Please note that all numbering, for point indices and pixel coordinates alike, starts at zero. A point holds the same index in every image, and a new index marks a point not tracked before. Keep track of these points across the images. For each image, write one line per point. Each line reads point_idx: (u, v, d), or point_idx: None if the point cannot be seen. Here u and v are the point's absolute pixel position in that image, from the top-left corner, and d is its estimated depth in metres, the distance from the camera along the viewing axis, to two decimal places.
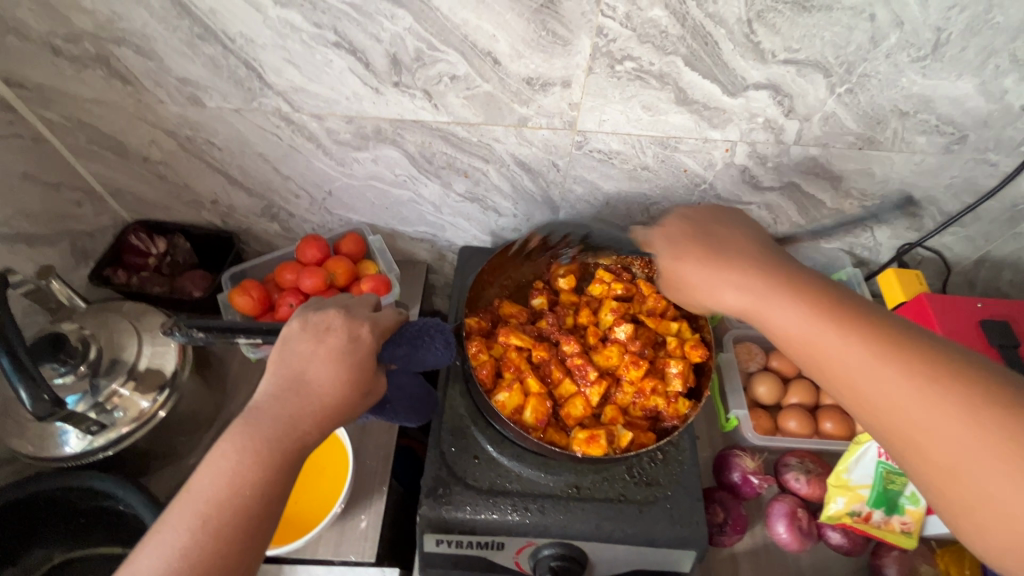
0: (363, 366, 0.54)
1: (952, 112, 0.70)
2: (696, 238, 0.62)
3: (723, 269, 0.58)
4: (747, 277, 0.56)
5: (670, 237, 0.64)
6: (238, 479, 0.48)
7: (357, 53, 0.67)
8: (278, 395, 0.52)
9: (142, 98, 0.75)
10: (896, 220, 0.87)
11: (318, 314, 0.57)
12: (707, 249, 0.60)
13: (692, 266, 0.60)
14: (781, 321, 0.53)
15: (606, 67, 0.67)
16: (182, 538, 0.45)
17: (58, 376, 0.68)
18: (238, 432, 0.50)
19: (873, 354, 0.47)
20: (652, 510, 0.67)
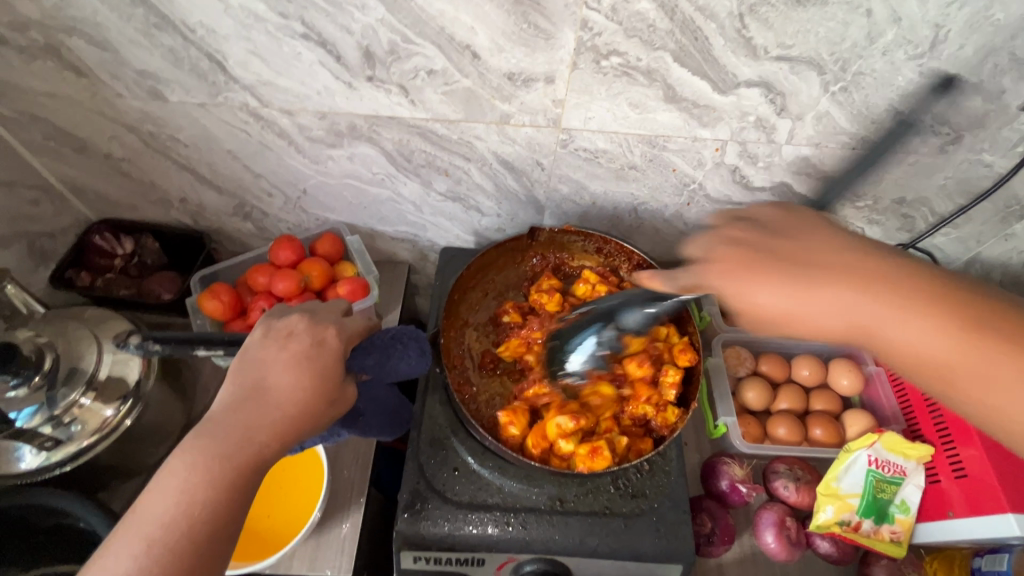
0: (329, 373, 0.51)
1: (948, 112, 0.68)
2: (760, 254, 0.54)
3: (818, 287, 0.51)
4: (851, 289, 0.50)
5: (731, 258, 0.54)
6: (189, 499, 0.44)
7: (327, 45, 0.63)
8: (234, 406, 0.48)
9: (99, 91, 0.70)
10: (888, 221, 0.85)
11: (280, 321, 0.53)
12: (784, 262, 0.53)
13: (776, 298, 0.51)
14: (905, 339, 0.49)
15: (591, 62, 0.64)
16: (125, 565, 0.41)
17: (10, 389, 0.64)
18: (188, 449, 0.46)
19: (965, 346, 0.47)
20: (637, 523, 0.65)
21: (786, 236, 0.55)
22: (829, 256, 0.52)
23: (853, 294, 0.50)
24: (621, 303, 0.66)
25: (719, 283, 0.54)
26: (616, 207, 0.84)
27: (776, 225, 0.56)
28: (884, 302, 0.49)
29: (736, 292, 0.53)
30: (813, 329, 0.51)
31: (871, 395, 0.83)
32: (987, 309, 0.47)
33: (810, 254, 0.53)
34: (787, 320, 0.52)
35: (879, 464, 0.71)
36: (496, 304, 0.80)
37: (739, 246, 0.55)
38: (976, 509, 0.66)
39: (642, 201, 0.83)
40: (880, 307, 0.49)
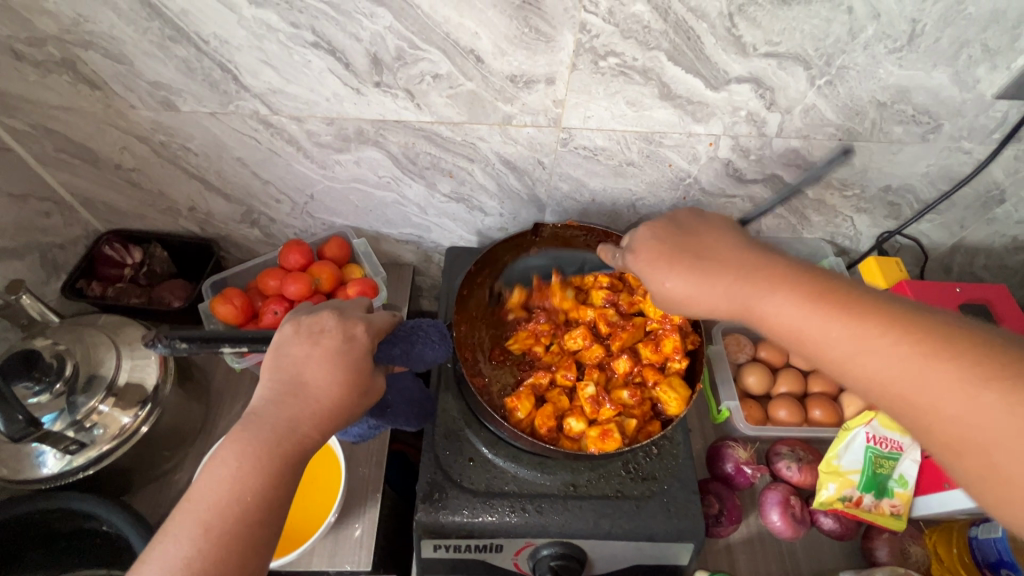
0: (360, 365, 0.53)
1: (928, 102, 0.72)
2: (667, 243, 0.58)
3: (707, 273, 0.55)
4: (724, 276, 0.54)
5: (644, 245, 0.59)
6: (241, 485, 0.47)
7: (337, 53, 0.65)
8: (274, 399, 0.50)
9: (112, 103, 0.72)
10: (876, 210, 0.89)
11: (310, 317, 0.55)
12: (691, 255, 0.57)
13: (674, 279, 0.56)
14: (773, 317, 0.51)
15: (590, 63, 0.67)
16: (185, 548, 0.45)
17: (33, 395, 0.66)
18: (236, 440, 0.49)
19: (819, 320, 0.48)
20: (649, 505, 0.67)
21: (674, 234, 0.59)
22: (735, 248, 0.56)
23: (736, 281, 0.53)
24: (561, 256, 0.80)
25: (639, 271, 0.59)
26: (615, 203, 0.87)
27: (681, 226, 0.60)
28: (753, 286, 0.52)
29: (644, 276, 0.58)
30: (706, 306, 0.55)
31: None
32: (856, 293, 0.49)
33: (715, 247, 0.57)
34: (696, 304, 0.55)
35: (877, 441, 0.74)
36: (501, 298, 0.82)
37: (648, 237, 0.60)
38: None
39: (640, 196, 0.86)
40: (751, 291, 0.52)
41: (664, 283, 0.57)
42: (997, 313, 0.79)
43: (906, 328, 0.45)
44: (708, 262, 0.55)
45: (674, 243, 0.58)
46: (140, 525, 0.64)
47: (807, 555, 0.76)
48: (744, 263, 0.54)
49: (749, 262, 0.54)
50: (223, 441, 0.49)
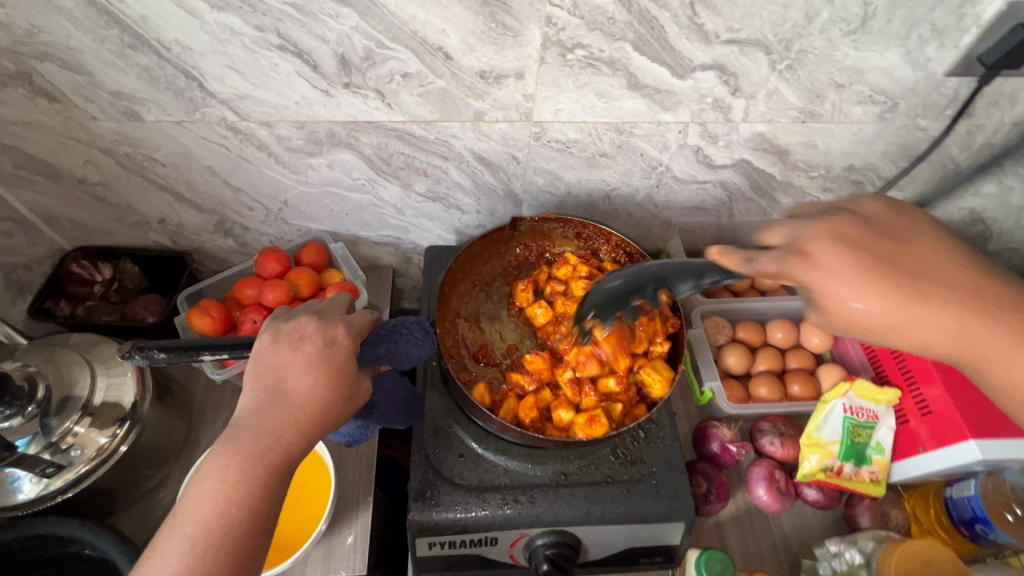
0: (344, 368, 0.53)
1: (884, 82, 0.75)
2: (868, 258, 0.51)
3: (935, 306, 0.50)
4: (932, 306, 0.50)
5: (834, 264, 0.50)
6: (227, 497, 0.47)
7: (303, 55, 0.65)
8: (258, 409, 0.50)
9: (73, 115, 0.70)
10: (841, 188, 0.92)
11: (289, 323, 0.55)
12: (915, 279, 0.51)
13: (880, 309, 0.50)
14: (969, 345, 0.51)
15: (558, 56, 0.67)
16: (173, 564, 0.45)
17: (4, 420, 0.64)
18: (221, 451, 0.49)
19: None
20: (639, 488, 0.68)
21: (855, 238, 0.52)
22: (956, 274, 0.52)
23: (938, 311, 0.50)
24: (666, 276, 0.60)
25: (816, 286, 0.51)
26: (591, 194, 0.88)
27: (845, 233, 0.52)
28: (965, 319, 0.50)
29: (827, 296, 0.50)
30: (911, 336, 0.51)
31: (840, 350, 0.88)
32: None
33: (935, 268, 0.52)
34: (899, 334, 0.50)
35: (854, 411, 0.76)
36: (482, 294, 0.82)
37: (836, 245, 0.51)
38: (944, 439, 0.71)
39: (614, 187, 0.87)
40: (958, 326, 0.50)
41: (850, 304, 0.50)
42: None
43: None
44: (931, 289, 0.50)
45: (887, 259, 0.51)
46: (125, 544, 0.63)
47: (794, 527, 0.78)
48: (971, 297, 0.51)
49: (978, 298, 0.51)
50: (207, 454, 0.49)
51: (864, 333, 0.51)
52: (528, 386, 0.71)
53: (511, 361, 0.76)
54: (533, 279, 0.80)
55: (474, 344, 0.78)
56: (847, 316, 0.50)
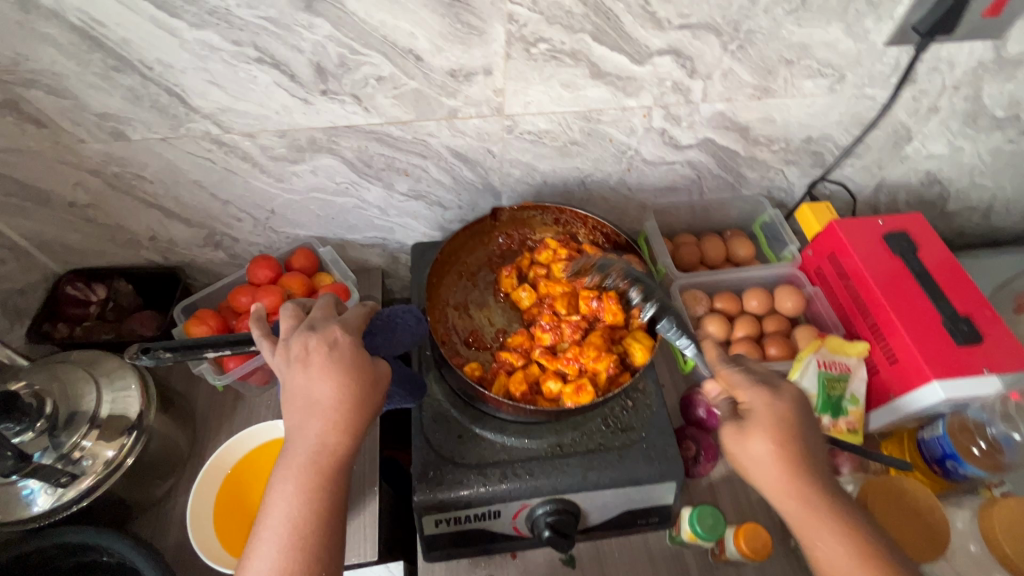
0: (356, 363, 0.56)
1: (830, 55, 0.80)
2: (794, 428, 0.59)
3: (812, 487, 0.57)
4: (810, 484, 0.57)
5: (771, 406, 0.59)
6: (296, 501, 0.53)
7: (281, 66, 0.68)
8: (300, 423, 0.54)
9: (61, 139, 0.73)
10: (802, 160, 0.97)
11: (291, 344, 0.57)
12: (819, 464, 0.58)
13: (767, 455, 0.58)
14: (816, 526, 0.56)
15: (522, 51, 0.71)
16: (273, 564, 0.50)
17: (14, 436, 0.66)
18: (283, 468, 0.54)
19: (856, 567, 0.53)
20: (631, 453, 0.72)
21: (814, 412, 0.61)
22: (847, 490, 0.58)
23: (814, 489, 0.57)
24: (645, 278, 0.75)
25: (748, 409, 0.60)
26: (566, 182, 0.92)
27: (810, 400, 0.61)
28: (822, 514, 0.56)
29: (748, 410, 0.60)
30: (778, 485, 0.58)
31: (814, 312, 0.93)
32: None
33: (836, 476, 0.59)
34: (763, 478, 0.58)
35: (827, 365, 0.80)
36: (468, 281, 0.86)
37: (788, 398, 0.60)
38: (911, 385, 0.76)
39: (587, 173, 0.91)
40: (814, 511, 0.56)
41: (754, 443, 0.58)
42: (916, 236, 0.88)
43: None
44: (822, 481, 0.57)
45: (809, 435, 0.59)
46: (143, 546, 0.65)
47: None
48: (844, 508, 0.56)
49: (850, 513, 0.56)
50: (273, 471, 0.55)
51: (745, 463, 0.60)
52: (517, 363, 0.75)
53: (497, 340, 0.81)
54: (516, 266, 0.85)
55: (464, 327, 0.81)
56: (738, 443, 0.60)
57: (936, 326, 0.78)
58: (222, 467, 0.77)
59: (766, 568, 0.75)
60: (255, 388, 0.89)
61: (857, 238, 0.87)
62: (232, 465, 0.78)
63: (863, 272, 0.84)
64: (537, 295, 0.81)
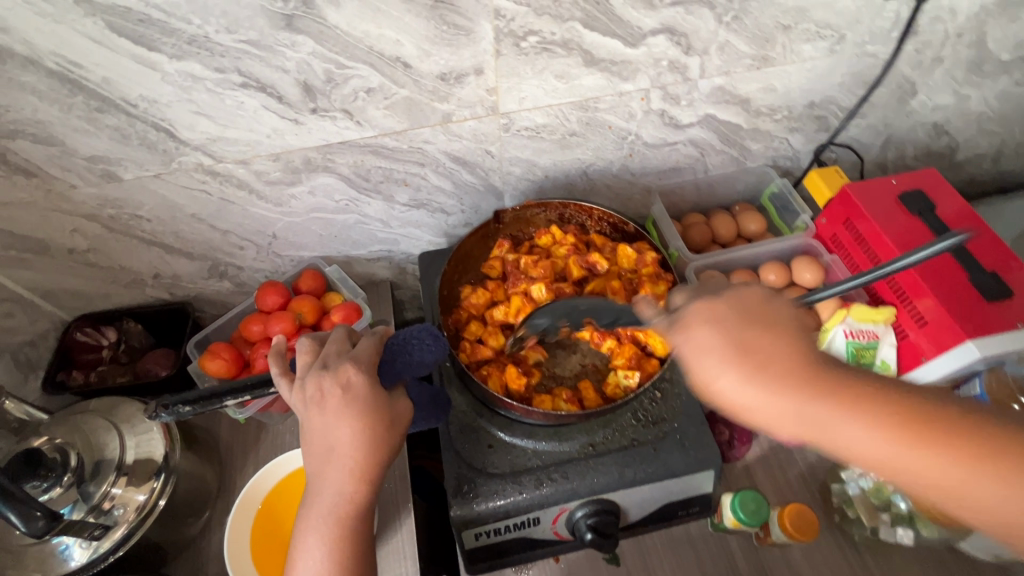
0: (374, 405, 0.55)
1: (827, 16, 0.77)
2: (720, 338, 0.53)
3: (764, 374, 0.51)
4: (809, 402, 0.50)
5: (716, 343, 0.53)
6: (320, 553, 0.52)
7: (267, 88, 0.66)
8: (319, 472, 0.54)
9: (52, 187, 0.71)
10: (806, 126, 0.94)
11: (306, 384, 0.56)
12: (755, 337, 0.53)
13: (734, 386, 0.52)
14: (840, 442, 0.49)
15: (512, 46, 0.69)
16: None
17: (43, 492, 0.65)
18: (307, 516, 0.54)
19: (893, 452, 0.47)
20: (665, 445, 0.70)
21: (748, 331, 0.53)
22: (775, 316, 0.54)
23: (811, 405, 0.50)
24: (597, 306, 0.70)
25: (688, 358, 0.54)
26: (568, 174, 0.90)
27: (751, 317, 0.54)
28: (844, 402, 0.49)
29: (699, 371, 0.54)
30: (783, 425, 0.51)
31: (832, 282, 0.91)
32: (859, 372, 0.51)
33: (771, 312, 0.55)
34: (750, 410, 0.51)
35: (854, 335, 0.80)
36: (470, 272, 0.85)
37: (725, 327, 0.54)
38: (944, 345, 0.74)
39: (589, 163, 0.89)
40: (778, 391, 0.50)
41: (725, 386, 0.52)
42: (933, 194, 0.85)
43: (998, 455, 0.45)
44: (757, 346, 0.52)
45: (734, 332, 0.53)
46: None
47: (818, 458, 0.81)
48: (767, 333, 0.53)
49: (773, 335, 0.53)
50: (298, 520, 0.54)
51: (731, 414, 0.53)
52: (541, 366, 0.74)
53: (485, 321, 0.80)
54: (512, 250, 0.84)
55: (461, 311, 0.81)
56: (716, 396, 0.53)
57: (963, 284, 0.76)
58: (254, 500, 0.76)
59: (813, 546, 0.74)
60: (276, 417, 0.88)
61: (872, 202, 0.85)
62: (263, 499, 0.77)
63: (881, 238, 0.82)
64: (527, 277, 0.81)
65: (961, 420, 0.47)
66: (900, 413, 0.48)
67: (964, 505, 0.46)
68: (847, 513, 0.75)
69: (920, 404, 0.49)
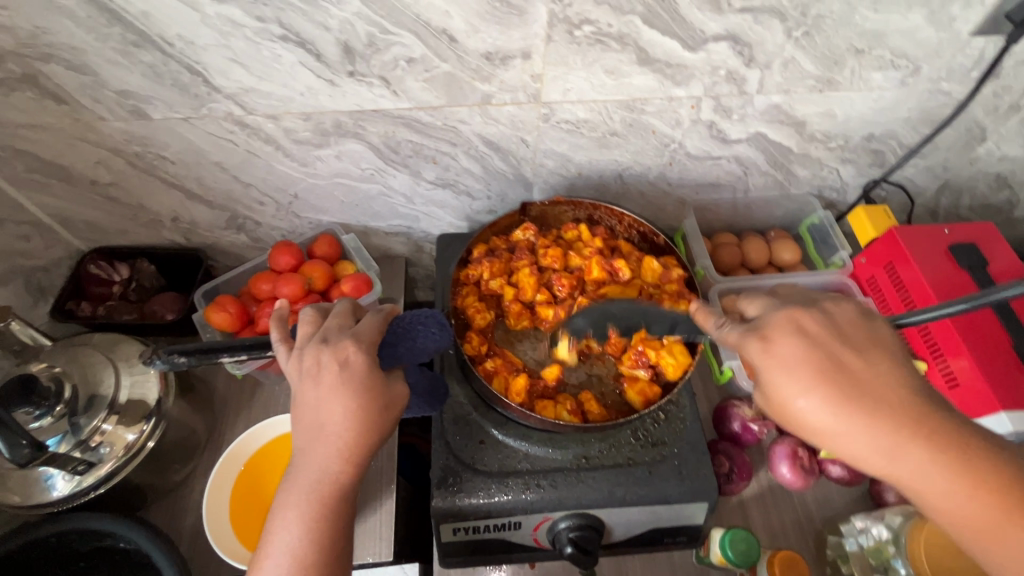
0: (370, 386, 0.53)
1: (905, 45, 0.72)
2: (812, 352, 0.51)
3: (842, 392, 0.50)
4: (888, 428, 0.49)
5: (802, 360, 0.50)
6: (297, 531, 0.50)
7: (306, 45, 0.64)
8: (305, 448, 0.52)
9: (81, 117, 0.70)
10: (860, 158, 0.89)
11: (304, 356, 0.54)
12: (827, 363, 0.51)
13: (815, 404, 0.50)
14: (862, 455, 0.49)
15: (565, 33, 0.66)
16: None
17: (34, 420, 0.64)
18: (286, 492, 0.52)
19: (965, 501, 0.48)
20: (661, 469, 0.68)
21: (848, 347, 0.52)
22: (845, 341, 0.52)
23: (898, 436, 0.49)
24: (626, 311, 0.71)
25: (765, 373, 0.52)
26: (602, 175, 0.87)
27: (841, 339, 0.52)
28: (903, 434, 0.49)
29: (772, 387, 0.51)
30: (850, 448, 0.50)
31: None
32: (916, 410, 0.50)
33: (845, 337, 0.52)
34: (826, 430, 0.50)
35: None
36: (491, 236, 0.82)
37: (816, 345, 0.51)
38: (972, 412, 0.71)
39: (625, 166, 0.86)
40: (869, 418, 0.49)
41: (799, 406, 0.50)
42: (988, 250, 0.80)
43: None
44: (827, 370, 0.50)
45: (810, 349, 0.51)
46: (162, 539, 0.64)
47: (818, 506, 0.78)
48: (824, 361, 0.51)
49: (829, 362, 0.51)
50: (278, 493, 0.53)
51: (802, 431, 0.52)
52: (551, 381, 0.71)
53: (494, 288, 0.77)
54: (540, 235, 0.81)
55: (469, 276, 0.78)
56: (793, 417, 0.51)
57: (1005, 352, 0.71)
58: (239, 458, 0.76)
59: None
60: (273, 377, 0.88)
61: (919, 249, 0.80)
62: (246, 458, 0.76)
63: (922, 281, 0.78)
64: (545, 273, 0.78)
65: (1006, 467, 0.48)
66: (979, 461, 0.48)
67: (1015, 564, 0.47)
68: (841, 568, 0.72)
69: (982, 449, 0.49)
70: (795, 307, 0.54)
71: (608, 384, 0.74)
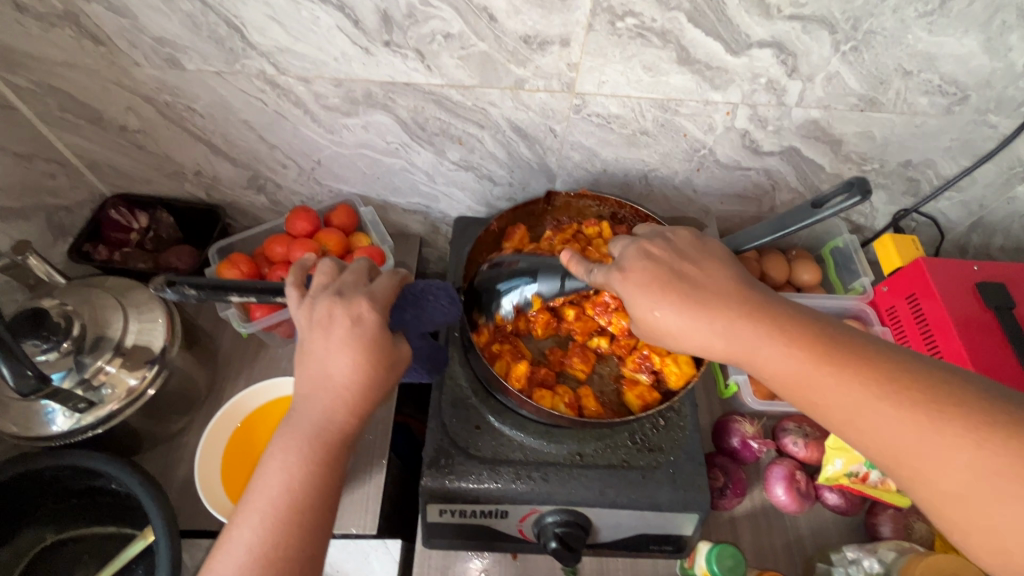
0: (377, 343, 0.53)
1: (956, 71, 0.70)
2: (655, 265, 0.57)
3: (690, 290, 0.55)
4: (730, 322, 0.53)
5: (647, 275, 0.56)
6: (295, 474, 0.50)
7: (345, 9, 0.64)
8: (309, 394, 0.52)
9: (117, 60, 0.70)
10: (894, 185, 0.87)
11: (316, 306, 0.54)
12: (669, 269, 0.56)
13: (661, 307, 0.55)
14: (712, 346, 0.54)
15: (607, 24, 0.64)
16: (257, 534, 0.48)
17: (41, 353, 0.65)
18: (284, 435, 0.52)
19: (815, 375, 0.50)
20: (655, 475, 0.67)
21: (693, 258, 0.58)
22: (690, 254, 0.58)
23: (740, 324, 0.53)
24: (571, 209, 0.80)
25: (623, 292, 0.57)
26: (627, 174, 0.85)
27: (686, 252, 0.58)
28: (750, 319, 0.53)
29: (631, 305, 0.56)
30: (701, 343, 0.54)
31: None
32: (763, 304, 0.54)
33: (688, 254, 0.58)
34: (679, 332, 0.55)
35: None
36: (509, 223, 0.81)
37: (662, 259, 0.58)
38: None
39: (652, 167, 0.84)
40: (716, 314, 0.54)
41: (653, 314, 0.55)
42: (1016, 292, 0.78)
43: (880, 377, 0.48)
44: (669, 278, 0.56)
45: (655, 259, 0.57)
46: (151, 483, 0.63)
47: (809, 531, 0.76)
48: (665, 270, 0.56)
49: (668, 270, 0.56)
50: (274, 438, 0.53)
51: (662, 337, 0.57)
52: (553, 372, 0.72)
53: None
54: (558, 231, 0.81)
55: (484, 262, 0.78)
56: (648, 324, 0.57)
57: None
58: (235, 416, 0.76)
59: None
60: (279, 339, 0.88)
61: (945, 284, 0.78)
62: (243, 417, 0.77)
63: (947, 320, 0.75)
64: None
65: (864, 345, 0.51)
66: (830, 341, 0.51)
67: (874, 430, 0.47)
68: None
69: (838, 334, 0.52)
70: (642, 239, 0.60)
71: (609, 384, 0.74)
